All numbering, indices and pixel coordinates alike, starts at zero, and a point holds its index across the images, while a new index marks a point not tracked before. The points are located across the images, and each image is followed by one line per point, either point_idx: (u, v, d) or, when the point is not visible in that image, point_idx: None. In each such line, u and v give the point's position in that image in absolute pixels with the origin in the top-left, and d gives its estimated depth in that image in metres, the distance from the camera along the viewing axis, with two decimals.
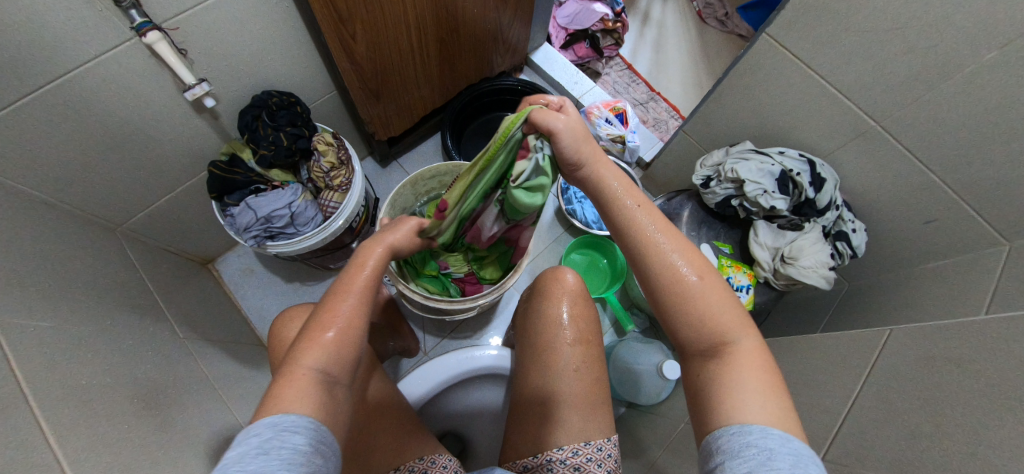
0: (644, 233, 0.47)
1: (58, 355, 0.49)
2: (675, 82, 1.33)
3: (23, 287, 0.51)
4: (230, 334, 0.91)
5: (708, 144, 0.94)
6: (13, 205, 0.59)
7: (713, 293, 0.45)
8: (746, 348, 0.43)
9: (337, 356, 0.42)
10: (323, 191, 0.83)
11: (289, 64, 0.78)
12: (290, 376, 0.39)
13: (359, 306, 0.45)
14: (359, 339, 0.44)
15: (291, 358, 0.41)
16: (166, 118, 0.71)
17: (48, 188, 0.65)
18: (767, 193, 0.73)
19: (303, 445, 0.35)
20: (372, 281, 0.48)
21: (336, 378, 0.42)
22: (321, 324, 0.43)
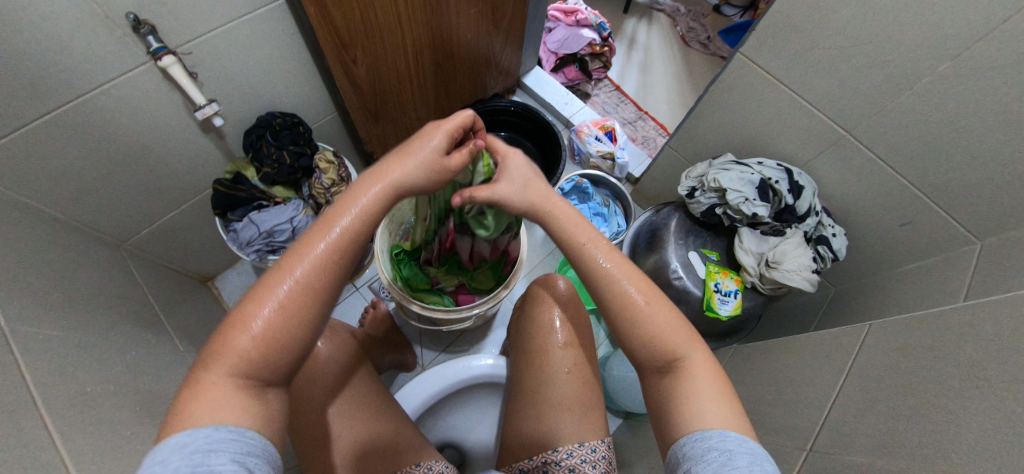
0: (598, 269, 0.50)
1: (65, 360, 0.50)
2: (661, 102, 1.39)
3: (34, 296, 0.53)
4: None
5: (692, 158, 0.98)
6: (26, 219, 0.61)
7: (661, 315, 0.48)
8: (696, 361, 0.47)
9: (260, 362, 0.37)
10: (324, 207, 0.85)
11: (293, 87, 0.82)
12: (198, 388, 0.35)
13: (297, 290, 0.39)
14: (289, 335, 0.38)
15: (207, 355, 0.37)
16: (173, 137, 0.74)
17: (59, 204, 0.68)
18: (749, 200, 0.77)
19: (224, 463, 0.31)
20: (324, 255, 0.41)
21: (265, 381, 0.38)
22: (250, 313, 0.38)
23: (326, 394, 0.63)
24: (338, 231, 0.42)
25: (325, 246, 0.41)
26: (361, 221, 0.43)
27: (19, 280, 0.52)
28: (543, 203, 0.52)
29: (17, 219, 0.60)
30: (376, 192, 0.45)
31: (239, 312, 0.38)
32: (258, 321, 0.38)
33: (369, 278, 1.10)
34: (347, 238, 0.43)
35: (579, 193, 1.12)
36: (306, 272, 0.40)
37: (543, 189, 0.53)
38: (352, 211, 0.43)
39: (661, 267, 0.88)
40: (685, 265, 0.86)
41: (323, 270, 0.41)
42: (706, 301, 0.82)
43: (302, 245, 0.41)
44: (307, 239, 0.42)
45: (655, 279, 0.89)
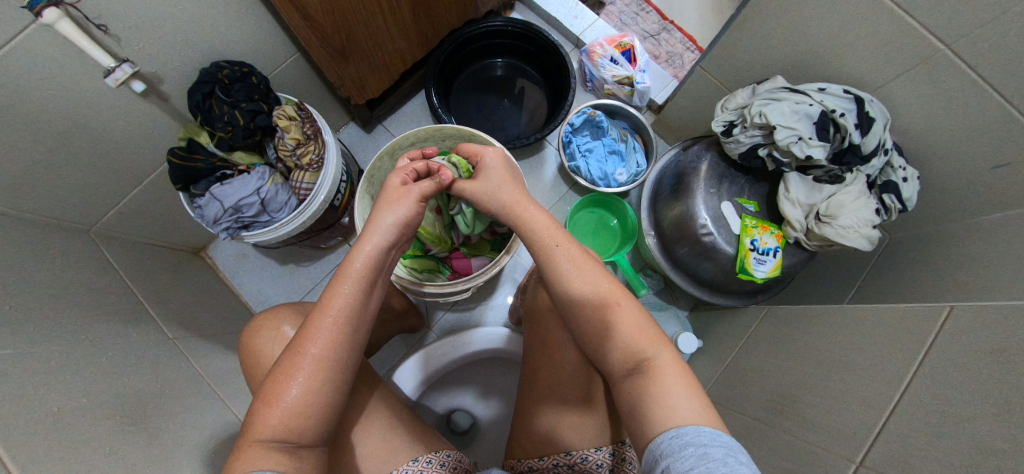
0: (561, 271, 0.51)
1: (35, 380, 0.46)
2: (690, 6, 1.13)
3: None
4: (228, 325, 0.89)
5: (729, 81, 0.80)
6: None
7: (630, 314, 0.48)
8: (666, 362, 0.45)
9: (295, 424, 0.40)
10: (294, 172, 0.74)
11: (235, 28, 0.67)
12: (243, 449, 0.39)
13: (315, 366, 0.41)
14: (322, 399, 0.41)
15: (250, 424, 0.40)
16: (106, 105, 0.63)
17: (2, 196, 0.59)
18: (803, 140, 0.62)
19: None
20: (333, 329, 0.43)
21: (297, 443, 0.40)
22: (279, 385, 0.41)
23: None
24: (337, 306, 0.43)
25: (336, 311, 0.43)
26: (360, 288, 0.45)
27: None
28: (515, 205, 0.55)
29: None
30: (367, 255, 0.47)
31: (270, 384, 0.41)
32: (291, 392, 0.40)
33: None
34: (349, 304, 0.44)
35: (592, 128, 0.96)
36: (322, 343, 0.42)
37: (515, 193, 0.56)
38: (349, 277, 0.45)
39: (687, 218, 0.75)
40: (716, 218, 0.73)
41: (337, 341, 0.43)
42: (740, 263, 0.71)
43: (307, 325, 0.43)
44: (312, 318, 0.43)
45: (680, 232, 0.77)
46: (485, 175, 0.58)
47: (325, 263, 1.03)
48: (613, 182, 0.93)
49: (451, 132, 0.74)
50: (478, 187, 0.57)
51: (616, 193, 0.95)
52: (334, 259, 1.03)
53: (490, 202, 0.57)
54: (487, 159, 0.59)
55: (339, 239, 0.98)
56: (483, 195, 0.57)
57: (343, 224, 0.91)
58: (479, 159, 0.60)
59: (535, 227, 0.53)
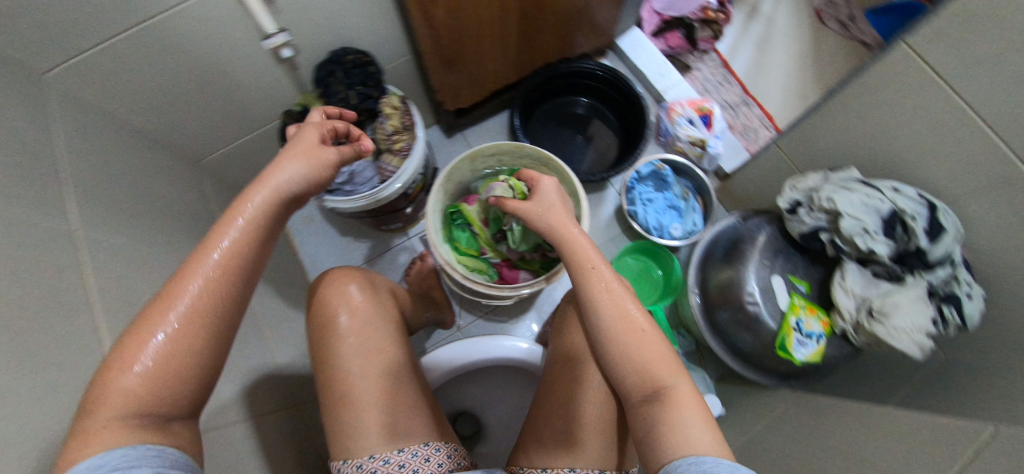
0: (592, 293, 0.54)
1: (125, 271, 0.52)
2: (775, 87, 1.15)
3: (111, 205, 0.56)
4: (282, 276, 0.96)
5: (804, 162, 0.82)
6: (99, 124, 0.64)
7: (650, 345, 0.51)
8: (682, 392, 0.47)
9: (157, 395, 0.35)
10: (383, 153, 0.82)
11: (370, 23, 0.77)
12: (83, 435, 0.32)
13: (188, 318, 0.37)
14: (195, 361, 0.37)
15: (85, 407, 0.33)
16: (249, 63, 0.73)
17: (129, 110, 0.69)
18: (868, 233, 0.63)
19: None
20: (217, 281, 0.38)
21: (167, 417, 0.36)
22: (128, 353, 0.35)
23: (351, 355, 0.64)
24: (221, 257, 0.39)
25: (218, 262, 0.39)
26: (246, 239, 0.41)
27: (95, 188, 0.56)
28: (560, 228, 0.59)
29: (90, 123, 0.62)
30: (259, 204, 0.42)
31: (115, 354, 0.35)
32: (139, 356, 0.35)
33: (422, 230, 1.08)
34: (236, 255, 0.40)
35: (657, 180, 0.99)
36: (191, 300, 0.37)
37: (562, 214, 0.60)
38: (238, 227, 0.41)
39: (735, 284, 0.76)
40: (765, 290, 0.74)
41: (223, 293, 0.39)
42: (780, 339, 0.70)
43: (178, 278, 0.38)
44: (187, 268, 0.38)
45: (724, 296, 0.78)
46: (539, 196, 0.63)
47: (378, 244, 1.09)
48: (666, 234, 0.95)
49: (530, 153, 0.79)
50: (532, 208, 0.61)
51: (666, 246, 0.97)
52: (386, 243, 1.09)
53: (538, 221, 0.61)
54: (543, 182, 0.64)
55: (398, 225, 1.05)
56: (533, 217, 0.61)
57: (406, 213, 0.98)
58: (537, 183, 0.65)
59: (576, 248, 0.57)
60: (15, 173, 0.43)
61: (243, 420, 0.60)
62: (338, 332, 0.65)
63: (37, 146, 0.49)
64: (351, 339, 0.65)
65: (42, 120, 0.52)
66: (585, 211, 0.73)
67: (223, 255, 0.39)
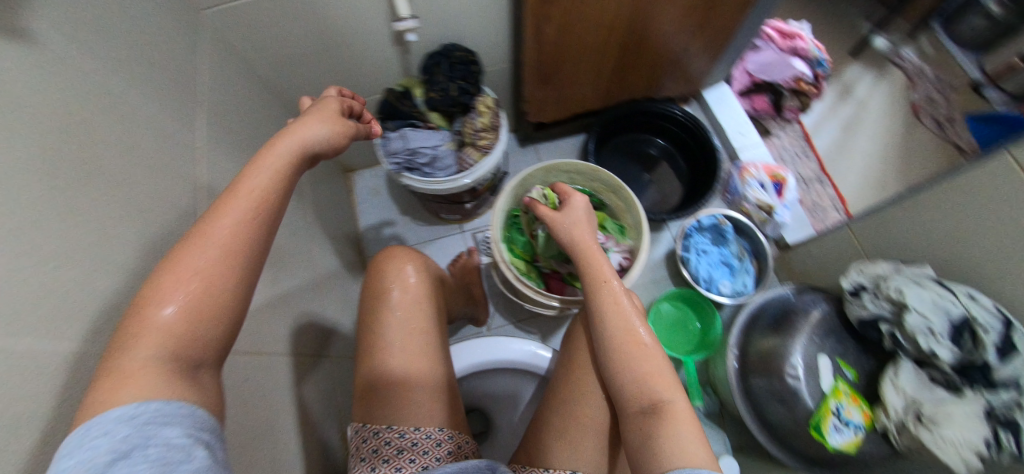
0: (603, 305, 0.55)
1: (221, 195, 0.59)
2: (854, 171, 1.14)
3: (224, 137, 0.63)
4: (341, 236, 1.03)
5: (875, 250, 0.81)
6: (233, 66, 0.72)
7: (651, 359, 0.52)
8: (680, 408, 0.48)
9: (189, 336, 0.35)
10: (467, 146, 0.88)
11: (483, 27, 0.83)
12: (114, 373, 0.32)
13: (226, 253, 0.37)
14: (227, 300, 0.37)
15: (112, 349, 0.33)
16: (370, 40, 0.81)
17: (258, 62, 0.79)
18: (933, 334, 0.61)
19: (178, 438, 0.32)
20: (250, 217, 0.39)
21: (197, 361, 0.36)
22: (157, 296, 0.35)
23: (395, 325, 0.68)
24: (257, 199, 0.40)
25: (256, 202, 0.40)
26: (271, 179, 0.42)
27: (219, 119, 0.63)
28: (583, 244, 0.61)
29: (228, 65, 0.71)
30: (287, 151, 0.44)
31: (145, 294, 0.35)
32: (171, 292, 0.35)
33: (476, 227, 1.13)
34: (269, 198, 0.41)
35: (716, 234, 1.00)
36: (225, 236, 0.37)
37: (586, 230, 0.63)
38: (270, 172, 0.42)
39: (778, 354, 0.75)
40: (809, 366, 0.72)
41: (254, 232, 0.39)
42: (815, 419, 0.69)
43: (208, 216, 0.38)
44: (217, 205, 0.39)
45: (764, 364, 0.77)
46: (568, 211, 0.65)
47: (432, 230, 1.14)
48: (713, 288, 0.96)
49: (603, 178, 0.81)
50: (559, 220, 0.64)
51: (711, 300, 0.96)
52: (441, 231, 1.14)
53: (563, 234, 0.63)
54: (572, 197, 0.67)
55: (457, 217, 1.09)
56: (558, 229, 0.64)
57: (466, 207, 1.03)
58: (567, 197, 0.67)
59: (593, 261, 0.59)
60: (148, 92, 0.49)
61: (285, 355, 0.65)
62: (389, 304, 0.70)
63: (178, 73, 0.56)
64: (397, 312, 0.69)
65: (190, 52, 0.61)
66: (644, 244, 0.75)
67: (259, 198, 0.40)
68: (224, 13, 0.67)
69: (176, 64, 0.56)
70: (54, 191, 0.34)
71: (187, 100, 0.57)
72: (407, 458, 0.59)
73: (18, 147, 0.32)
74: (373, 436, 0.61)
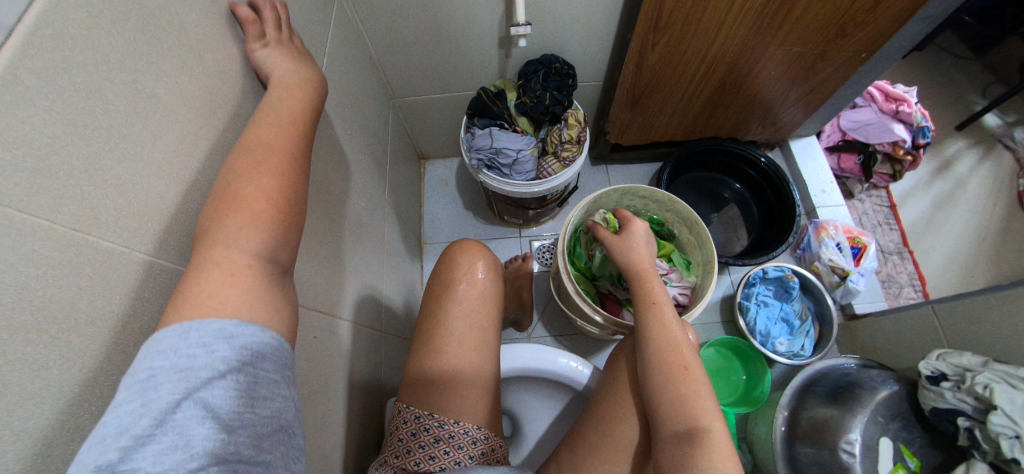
0: (652, 325, 0.55)
1: (328, 162, 0.63)
2: (940, 251, 1.07)
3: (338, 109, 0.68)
4: (408, 219, 1.07)
5: (959, 339, 0.76)
6: (355, 45, 0.78)
7: (693, 383, 0.50)
8: (717, 438, 0.46)
9: (277, 233, 0.33)
10: (547, 155, 0.89)
11: (587, 44, 0.85)
12: (200, 274, 0.30)
13: (288, 151, 0.36)
14: (295, 192, 0.35)
15: (198, 244, 0.31)
16: (479, 40, 0.85)
17: (374, 44, 0.84)
18: (1021, 440, 0.56)
19: (270, 375, 0.30)
20: (295, 122, 0.38)
21: (280, 266, 0.34)
22: (240, 194, 0.32)
23: (458, 316, 0.70)
24: (292, 104, 0.39)
25: (297, 112, 0.39)
26: (296, 94, 0.40)
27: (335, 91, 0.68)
28: (639, 264, 0.62)
29: (351, 43, 0.76)
30: (304, 69, 0.43)
31: (220, 188, 0.33)
32: (252, 191, 0.33)
33: (534, 234, 1.14)
34: (302, 107, 0.40)
35: (779, 288, 0.97)
36: (271, 138, 0.36)
37: (644, 254, 0.63)
38: (297, 86, 0.41)
39: (833, 425, 0.72)
40: (867, 443, 0.69)
41: (301, 134, 0.38)
42: None
43: (254, 125, 0.36)
44: (259, 117, 0.37)
45: (815, 433, 0.74)
46: (628, 232, 0.65)
47: (492, 229, 1.16)
48: (769, 344, 0.92)
49: (679, 210, 0.81)
50: (620, 240, 0.65)
51: (763, 355, 0.93)
52: (499, 232, 1.16)
53: (620, 255, 0.64)
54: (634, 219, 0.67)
55: (518, 221, 1.11)
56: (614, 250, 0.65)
57: (530, 214, 1.04)
58: (627, 220, 0.67)
59: (647, 283, 0.59)
60: None
61: (348, 321, 0.68)
62: (456, 296, 0.72)
63: (317, 46, 0.62)
64: (463, 306, 0.71)
65: (328, 29, 0.66)
66: (711, 284, 0.73)
67: (296, 107, 0.39)
68: None
69: (315, 35, 0.61)
70: (217, 138, 0.39)
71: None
72: (442, 449, 0.62)
73: (200, 95, 0.37)
74: (415, 420, 0.64)
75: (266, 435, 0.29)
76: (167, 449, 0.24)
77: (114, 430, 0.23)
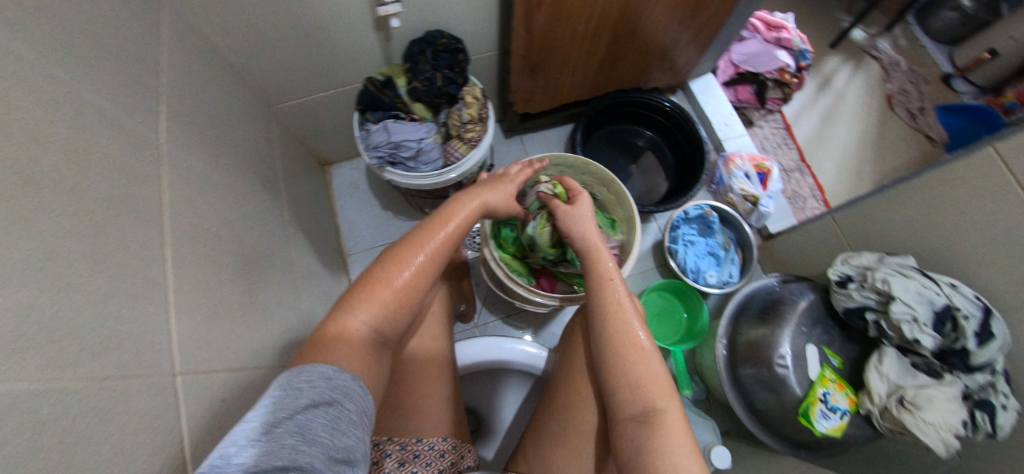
0: (605, 305, 0.54)
1: (193, 195, 0.54)
2: (832, 161, 1.17)
3: (192, 131, 0.58)
4: (322, 232, 0.99)
5: (857, 240, 0.83)
6: (202, 54, 0.67)
7: (648, 362, 0.50)
8: (672, 417, 0.46)
9: (385, 316, 0.50)
10: (452, 139, 0.85)
11: (471, 14, 0.79)
12: (342, 329, 0.47)
13: (422, 265, 0.54)
14: (412, 293, 0.52)
15: (342, 307, 0.49)
16: (351, 26, 0.76)
17: (229, 49, 0.73)
18: (917, 322, 0.62)
19: (347, 409, 0.40)
20: (438, 249, 0.56)
21: (383, 336, 0.50)
22: (381, 283, 0.51)
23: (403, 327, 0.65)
24: (443, 235, 0.57)
25: (443, 237, 0.57)
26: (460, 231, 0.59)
27: (184, 110, 0.58)
28: (591, 240, 0.60)
29: (193, 51, 0.65)
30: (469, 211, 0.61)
31: (371, 278, 0.51)
32: (387, 284, 0.51)
33: None
34: (449, 238, 0.57)
35: (702, 225, 1.01)
36: (427, 251, 0.55)
37: (592, 231, 0.61)
38: (458, 222, 0.59)
39: (766, 344, 0.76)
40: (797, 355, 0.74)
41: (437, 259, 0.55)
42: (804, 407, 0.70)
43: (417, 240, 0.55)
44: (421, 233, 0.56)
45: (752, 353, 0.78)
46: (577, 208, 0.64)
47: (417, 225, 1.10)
48: (701, 279, 0.96)
49: (594, 171, 0.80)
50: (570, 214, 0.63)
51: (697, 290, 0.97)
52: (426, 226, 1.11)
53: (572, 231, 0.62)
54: (583, 196, 0.66)
55: None
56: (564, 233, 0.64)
57: None
58: (578, 196, 0.66)
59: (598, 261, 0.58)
60: (99, 83, 0.43)
61: (270, 367, 0.61)
62: None
63: (141, 63, 0.51)
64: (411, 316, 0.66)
65: (155, 39, 0.55)
66: (636, 237, 0.74)
67: (443, 237, 0.57)
68: None
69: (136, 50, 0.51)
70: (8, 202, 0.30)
71: (147, 88, 0.51)
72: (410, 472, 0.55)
73: None
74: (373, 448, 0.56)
75: (333, 464, 0.36)
76: (266, 450, 0.33)
77: (243, 437, 0.33)
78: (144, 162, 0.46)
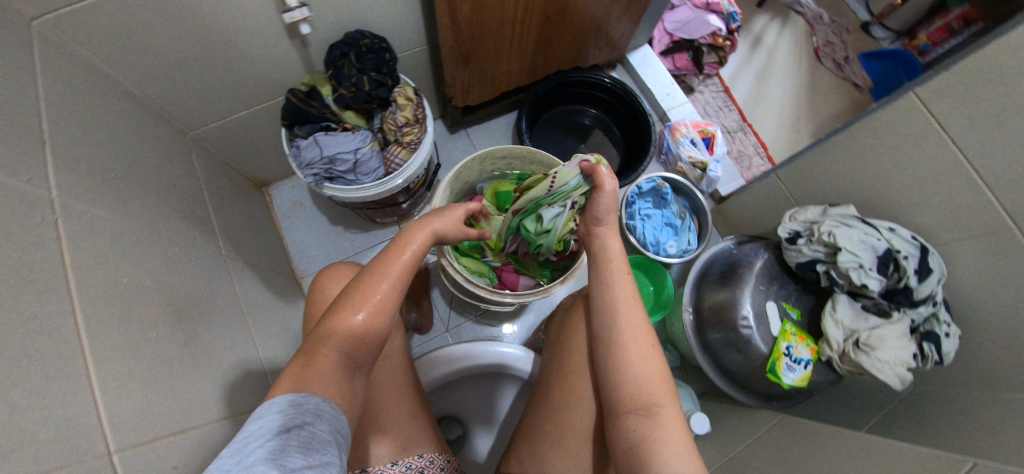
0: (613, 298, 0.53)
1: (103, 247, 0.48)
2: (771, 118, 1.21)
3: (91, 177, 0.51)
4: (268, 259, 0.93)
5: (800, 194, 0.86)
6: (94, 86, 0.59)
7: (648, 357, 0.49)
8: (670, 412, 0.46)
9: (357, 343, 0.46)
10: (390, 144, 0.80)
11: (392, 10, 0.75)
12: (313, 356, 0.43)
13: (394, 285, 0.50)
14: (385, 319, 0.48)
15: (313, 339, 0.44)
16: (261, 36, 0.70)
17: (126, 76, 0.65)
18: (863, 268, 0.65)
19: (324, 433, 0.36)
20: (405, 268, 0.51)
21: (355, 366, 0.45)
22: (349, 310, 0.46)
23: None
24: (409, 252, 0.53)
25: (408, 253, 0.53)
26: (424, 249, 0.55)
27: (79, 154, 0.51)
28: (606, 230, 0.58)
29: (83, 84, 0.58)
30: (432, 226, 0.57)
31: (337, 305, 0.47)
32: (354, 310, 0.46)
33: None
34: (415, 255, 0.53)
35: (656, 197, 1.01)
36: (394, 271, 0.50)
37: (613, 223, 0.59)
38: (423, 238, 0.55)
39: (729, 306, 0.78)
40: (758, 314, 0.76)
41: (405, 280, 0.51)
42: (771, 363, 0.73)
43: (384, 260, 0.51)
44: (387, 254, 0.52)
45: (717, 317, 0.80)
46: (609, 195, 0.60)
47: (371, 237, 1.06)
48: (661, 251, 0.98)
49: (541, 159, 0.77)
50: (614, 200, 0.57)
51: (659, 262, 0.98)
52: (380, 236, 1.06)
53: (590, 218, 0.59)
54: None
55: (394, 219, 1.03)
56: (592, 228, 0.58)
57: (403, 208, 0.96)
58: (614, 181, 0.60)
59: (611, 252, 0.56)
60: None
61: (226, 417, 0.56)
62: None
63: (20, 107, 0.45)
64: None
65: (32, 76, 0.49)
66: None
67: (408, 256, 0.53)
68: (63, 23, 0.54)
69: (8, 94, 0.44)
70: None
71: (27, 136, 0.44)
72: None
73: None
74: None
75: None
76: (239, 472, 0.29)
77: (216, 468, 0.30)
78: (33, 223, 0.41)
